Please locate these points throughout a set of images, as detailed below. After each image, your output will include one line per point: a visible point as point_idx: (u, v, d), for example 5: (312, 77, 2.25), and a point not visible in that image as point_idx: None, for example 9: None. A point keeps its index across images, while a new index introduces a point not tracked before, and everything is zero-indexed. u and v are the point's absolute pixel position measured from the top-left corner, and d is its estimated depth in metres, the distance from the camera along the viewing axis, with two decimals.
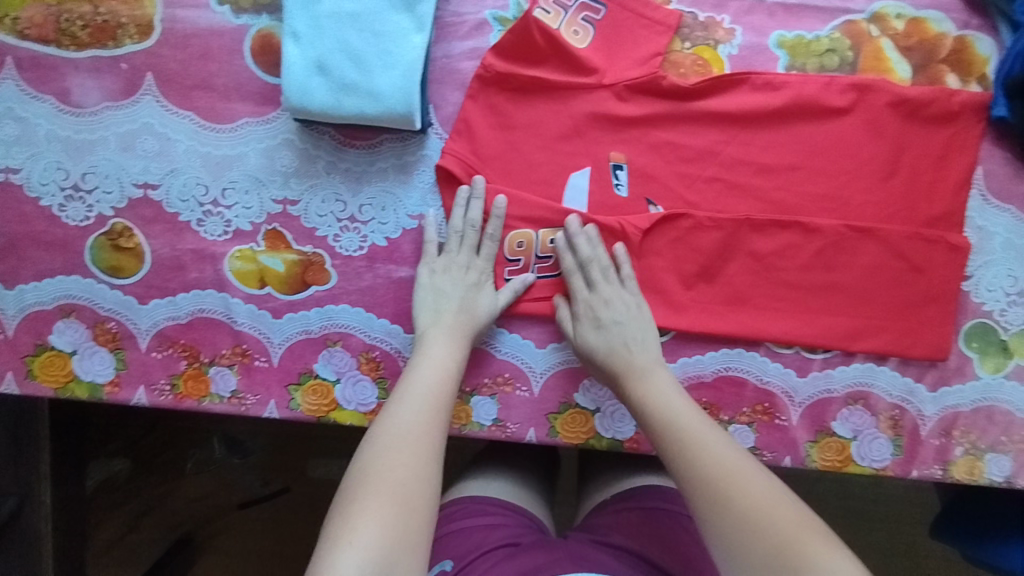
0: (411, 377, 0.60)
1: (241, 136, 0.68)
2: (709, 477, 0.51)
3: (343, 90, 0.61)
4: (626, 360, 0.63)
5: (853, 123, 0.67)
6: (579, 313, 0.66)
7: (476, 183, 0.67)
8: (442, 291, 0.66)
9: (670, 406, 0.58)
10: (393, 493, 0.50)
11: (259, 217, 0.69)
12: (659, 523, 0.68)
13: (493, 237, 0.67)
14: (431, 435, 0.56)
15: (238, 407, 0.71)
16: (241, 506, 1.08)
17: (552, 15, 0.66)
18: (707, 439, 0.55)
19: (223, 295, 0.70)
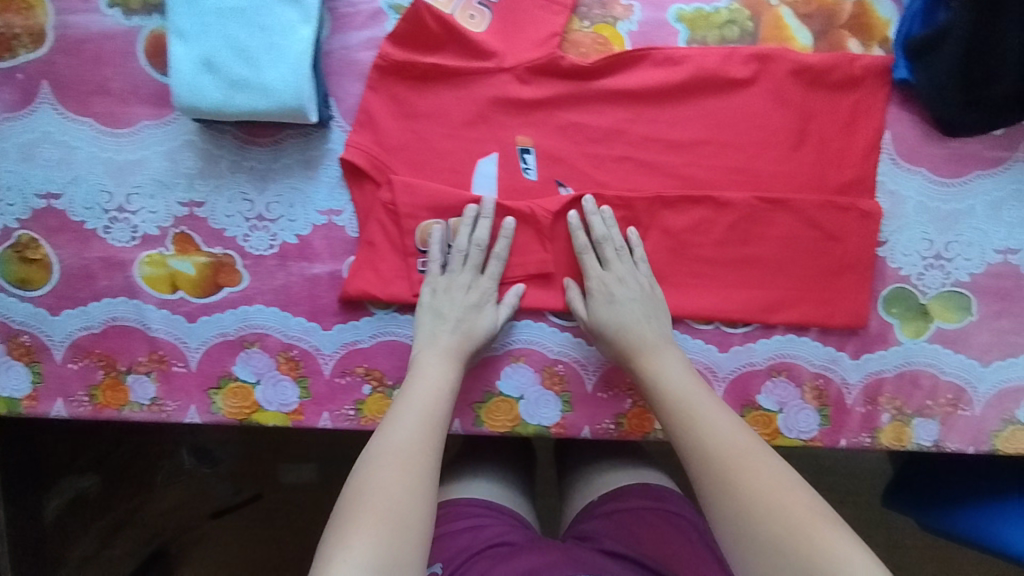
0: (410, 396, 0.59)
1: (142, 139, 0.67)
2: (713, 460, 0.52)
3: (232, 86, 0.60)
4: (638, 337, 0.63)
5: (757, 94, 0.66)
6: (594, 289, 0.66)
7: (486, 203, 0.66)
8: (443, 312, 0.65)
9: (679, 386, 0.59)
10: (387, 517, 0.48)
11: (166, 221, 0.68)
12: (651, 521, 0.68)
13: (499, 257, 0.67)
14: (427, 456, 0.54)
15: (159, 414, 0.70)
16: (215, 515, 1.07)
17: (445, 1, 0.66)
18: (712, 419, 0.55)
19: (135, 302, 0.69)
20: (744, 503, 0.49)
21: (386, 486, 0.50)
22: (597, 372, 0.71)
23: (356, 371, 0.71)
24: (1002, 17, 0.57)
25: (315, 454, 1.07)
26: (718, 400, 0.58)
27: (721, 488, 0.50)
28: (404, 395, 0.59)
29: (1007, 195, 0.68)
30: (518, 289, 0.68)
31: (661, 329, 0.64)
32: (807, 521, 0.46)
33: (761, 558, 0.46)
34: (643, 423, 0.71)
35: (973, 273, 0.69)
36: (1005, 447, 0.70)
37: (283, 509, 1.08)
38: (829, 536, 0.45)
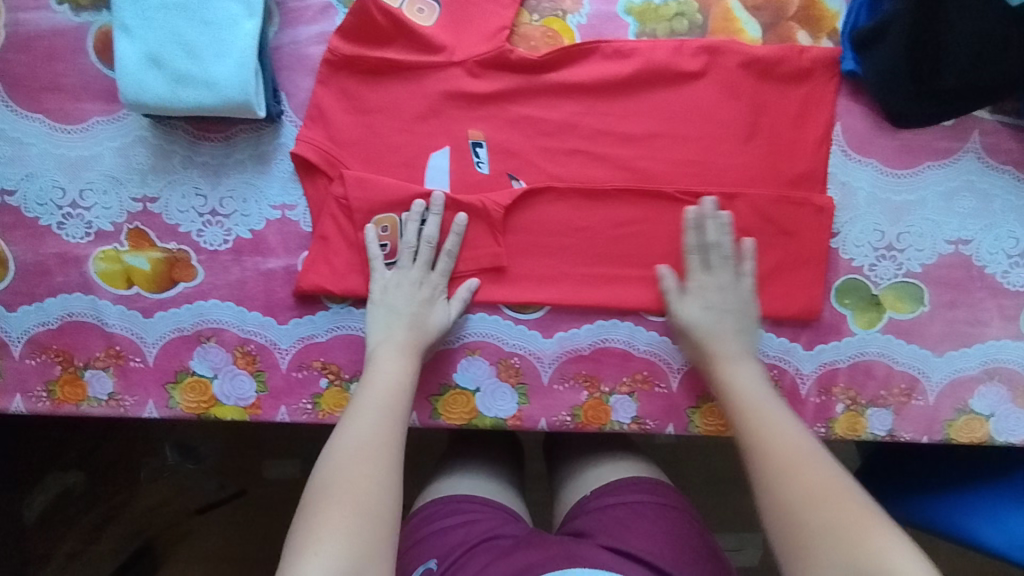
0: (371, 388, 0.60)
1: (93, 135, 0.68)
2: (771, 461, 0.55)
3: (177, 81, 0.60)
4: (717, 344, 0.65)
5: (708, 86, 0.66)
6: (692, 290, 0.67)
7: (434, 199, 0.66)
8: (396, 308, 0.65)
9: (754, 394, 0.61)
10: (356, 508, 0.50)
11: (120, 217, 0.68)
12: (645, 516, 0.68)
13: (450, 253, 0.68)
14: (393, 448, 0.56)
15: (117, 409, 0.71)
16: (198, 511, 1.10)
17: None
18: (781, 426, 0.58)
19: (91, 298, 0.69)
20: (792, 501, 0.52)
21: (352, 479, 0.52)
22: (553, 365, 0.71)
23: (313, 365, 0.71)
24: (944, 5, 0.59)
25: (295, 450, 1.10)
26: (786, 410, 0.60)
27: (773, 486, 0.53)
28: (365, 386, 0.60)
29: (958, 186, 0.69)
30: (471, 284, 0.68)
31: (747, 340, 0.66)
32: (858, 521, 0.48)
33: (804, 552, 0.49)
34: (599, 415, 0.72)
35: (925, 264, 0.70)
36: (957, 435, 0.71)
37: (267, 504, 1.10)
38: (880, 538, 0.47)
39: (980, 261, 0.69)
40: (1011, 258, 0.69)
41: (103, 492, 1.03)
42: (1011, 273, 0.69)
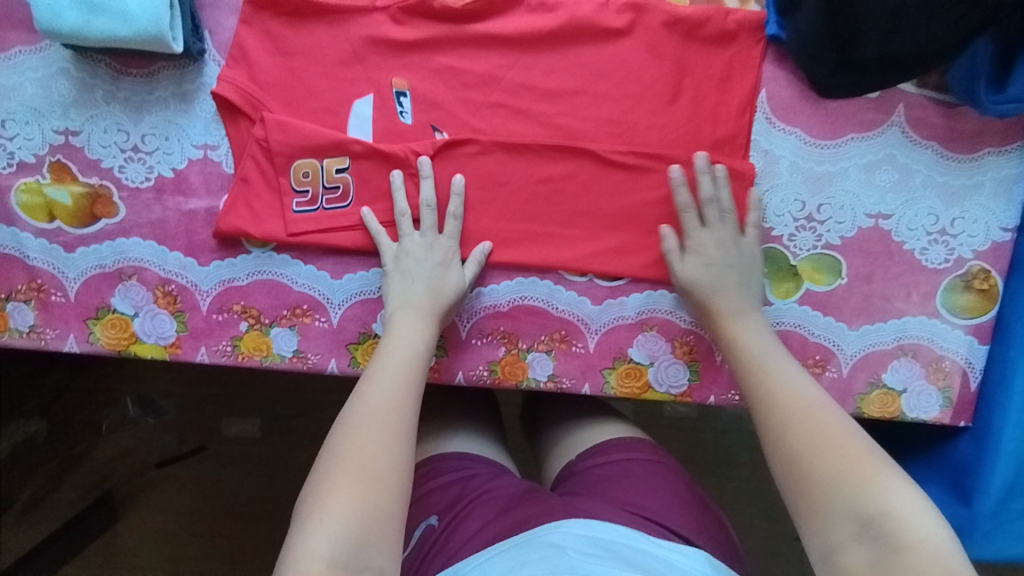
0: (390, 353, 0.61)
1: (16, 66, 0.68)
2: (778, 408, 0.57)
3: (91, 10, 0.60)
4: (722, 299, 0.66)
5: (631, 45, 0.67)
6: (690, 248, 0.67)
7: (422, 165, 0.67)
8: (414, 271, 0.66)
9: (761, 347, 0.63)
10: (358, 473, 0.51)
11: (42, 149, 0.68)
12: (635, 473, 0.69)
13: (457, 215, 0.68)
14: (405, 413, 0.57)
15: (38, 341, 0.71)
16: (160, 464, 1.09)
17: None
18: (788, 376, 0.60)
19: (13, 230, 0.70)
20: (795, 450, 0.54)
21: (360, 444, 0.53)
22: (472, 320, 0.72)
23: (233, 308, 0.71)
24: None
25: (259, 408, 1.10)
26: (797, 367, 0.61)
27: (779, 439, 0.55)
28: (383, 349, 0.62)
29: (881, 159, 0.69)
30: (481, 247, 0.69)
31: (746, 295, 0.67)
32: (865, 470, 0.50)
33: (809, 500, 0.52)
34: (516, 371, 0.72)
35: (844, 237, 0.70)
36: (869, 409, 0.71)
37: (226, 461, 1.09)
38: (888, 485, 0.49)
39: (898, 237, 0.70)
40: (929, 235, 0.70)
41: (67, 439, 1.07)
42: (929, 249, 0.70)
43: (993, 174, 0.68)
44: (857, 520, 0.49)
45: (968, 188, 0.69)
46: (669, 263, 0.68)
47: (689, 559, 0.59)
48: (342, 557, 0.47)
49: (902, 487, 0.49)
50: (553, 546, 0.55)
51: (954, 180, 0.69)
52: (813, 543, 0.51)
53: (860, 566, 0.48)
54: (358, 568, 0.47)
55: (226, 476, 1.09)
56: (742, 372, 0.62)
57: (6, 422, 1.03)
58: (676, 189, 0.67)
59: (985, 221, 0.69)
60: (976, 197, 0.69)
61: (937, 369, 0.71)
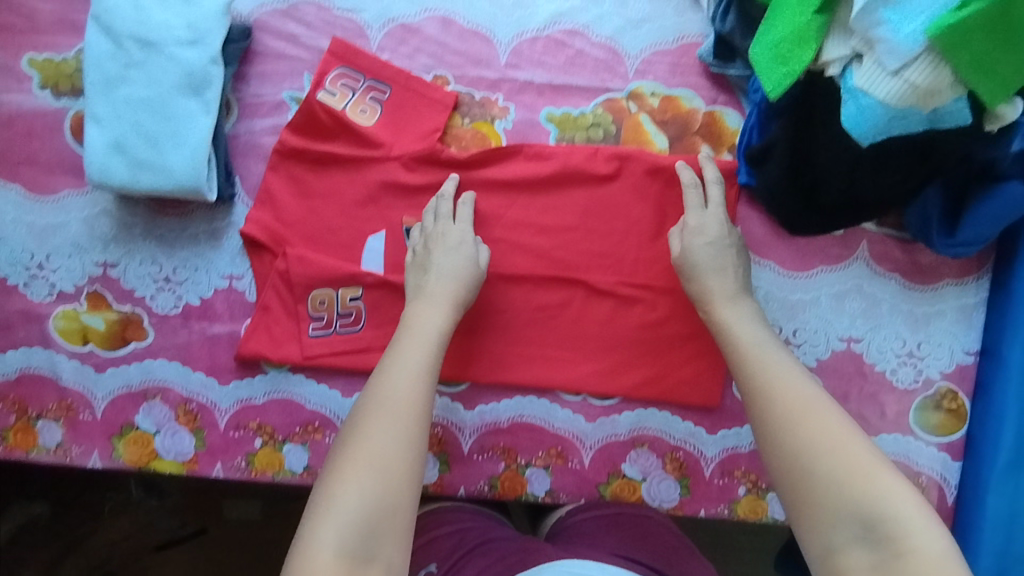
0: (408, 342, 0.63)
1: (63, 207, 0.75)
2: (777, 402, 0.58)
3: (138, 167, 0.68)
4: (717, 288, 0.68)
5: (620, 188, 0.74)
6: (691, 225, 0.70)
7: (447, 186, 0.72)
8: (426, 263, 0.70)
9: (758, 341, 0.64)
10: (362, 464, 0.53)
11: (81, 279, 0.75)
12: (623, 524, 0.73)
13: (467, 202, 0.72)
14: (401, 400, 0.58)
15: (64, 457, 0.76)
16: (159, 547, 1.10)
17: (338, 98, 0.73)
18: (787, 371, 0.60)
19: (49, 353, 0.75)
20: (796, 450, 0.54)
21: (366, 436, 0.55)
22: (473, 436, 0.76)
23: (248, 426, 0.76)
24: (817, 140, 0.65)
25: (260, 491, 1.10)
26: (794, 361, 0.62)
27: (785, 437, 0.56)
28: (400, 339, 0.64)
29: (849, 289, 0.75)
30: (475, 240, 0.71)
31: (738, 280, 0.68)
32: (868, 473, 0.51)
33: (807, 498, 0.52)
34: (514, 486, 0.76)
35: (819, 359, 0.75)
36: None
37: (226, 547, 1.10)
38: (893, 489, 0.50)
39: (869, 359, 0.75)
40: (898, 357, 0.75)
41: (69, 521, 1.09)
42: (899, 370, 0.75)
43: (953, 302, 0.74)
44: (859, 523, 0.49)
45: (931, 314, 0.75)
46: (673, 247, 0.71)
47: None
48: (345, 547, 0.49)
49: (902, 490, 0.50)
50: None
51: (917, 308, 0.75)
52: (812, 541, 0.51)
53: (861, 569, 0.49)
54: (361, 559, 0.50)
55: (228, 560, 1.10)
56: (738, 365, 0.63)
57: (10, 505, 1.08)
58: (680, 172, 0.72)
59: (949, 344, 0.75)
60: (939, 323, 0.75)
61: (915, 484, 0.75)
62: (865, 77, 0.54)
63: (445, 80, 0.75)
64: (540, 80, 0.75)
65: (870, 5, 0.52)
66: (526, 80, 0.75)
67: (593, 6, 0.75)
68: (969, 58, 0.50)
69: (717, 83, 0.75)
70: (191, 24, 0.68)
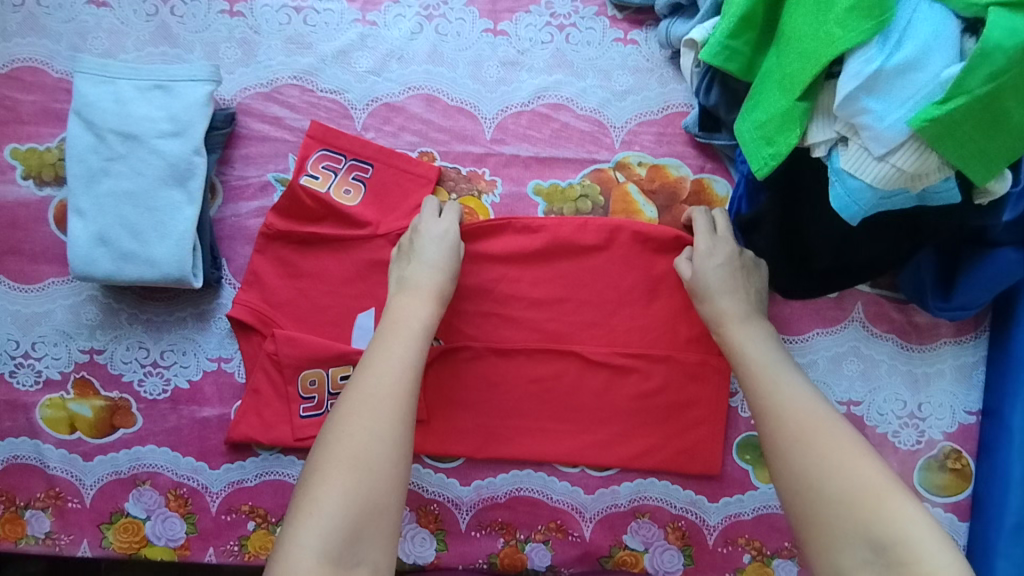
0: (393, 336, 0.62)
1: (48, 295, 0.74)
2: (785, 415, 0.58)
3: (122, 258, 0.67)
4: (721, 301, 0.67)
5: (610, 258, 0.73)
6: (700, 249, 0.69)
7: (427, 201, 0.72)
8: (412, 251, 0.68)
9: (764, 355, 0.64)
10: (351, 466, 0.53)
11: (68, 366, 0.74)
12: None
13: (454, 202, 0.73)
14: (395, 404, 0.57)
15: (53, 547, 0.74)
16: None
17: (321, 181, 0.73)
18: (793, 386, 0.60)
19: (35, 442, 0.74)
20: (802, 465, 0.54)
21: (353, 435, 0.55)
22: (470, 511, 0.75)
23: (240, 509, 0.74)
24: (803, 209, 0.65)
25: None
26: (801, 375, 0.62)
27: (791, 441, 0.56)
28: (385, 332, 0.63)
29: (846, 351, 0.74)
30: (459, 236, 0.70)
31: (750, 302, 0.68)
32: (877, 494, 0.51)
33: (812, 513, 0.52)
34: (515, 562, 0.75)
35: None
36: None
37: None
38: (901, 508, 0.49)
39: (871, 421, 0.74)
40: (899, 419, 0.74)
41: None
42: (901, 432, 0.74)
43: (952, 361, 0.74)
44: (868, 544, 0.49)
45: (930, 374, 0.74)
46: (682, 274, 0.70)
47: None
48: (334, 553, 0.49)
49: (911, 510, 0.49)
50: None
51: (917, 368, 0.74)
52: (814, 544, 0.51)
53: None
54: (350, 564, 0.50)
55: None
56: (745, 371, 0.64)
57: None
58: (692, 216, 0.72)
59: (950, 404, 0.74)
60: (939, 383, 0.74)
61: None
62: (852, 160, 0.54)
63: (431, 156, 0.75)
64: (526, 153, 0.74)
65: (853, 94, 0.51)
66: (512, 153, 0.75)
67: (577, 78, 0.75)
68: (954, 144, 0.50)
69: (704, 150, 0.74)
70: (172, 115, 0.68)
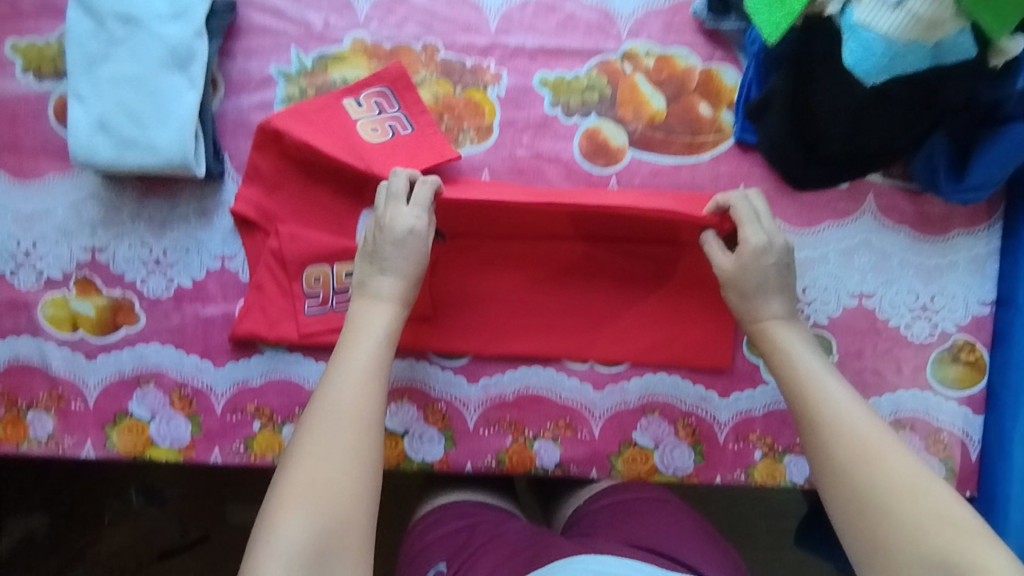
0: (354, 345, 0.61)
1: (49, 191, 0.73)
2: (840, 439, 0.56)
3: (123, 144, 0.66)
4: (761, 306, 0.65)
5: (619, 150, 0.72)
6: (744, 245, 0.66)
7: (394, 177, 0.67)
8: (374, 252, 0.65)
9: (809, 367, 0.61)
10: (310, 489, 0.52)
11: (69, 265, 0.73)
12: (634, 514, 0.74)
13: (425, 181, 0.67)
14: (367, 420, 0.56)
15: (56, 449, 0.73)
16: (161, 556, 1.13)
17: (363, 109, 0.71)
18: (847, 405, 0.58)
19: (38, 342, 0.73)
20: (867, 492, 0.53)
21: (313, 457, 0.54)
22: (479, 410, 0.74)
23: (246, 409, 0.74)
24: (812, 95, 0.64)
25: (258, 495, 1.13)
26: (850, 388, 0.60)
27: (852, 468, 0.54)
28: (348, 341, 0.61)
29: (858, 243, 0.73)
30: (425, 227, 0.66)
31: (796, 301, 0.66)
32: (955, 530, 0.49)
33: (880, 544, 0.51)
34: (523, 460, 0.74)
35: (831, 316, 0.73)
36: None
37: (227, 551, 1.12)
38: (977, 544, 0.49)
39: (882, 315, 0.73)
40: (912, 311, 0.73)
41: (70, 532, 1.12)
42: (913, 325, 0.73)
43: (965, 252, 0.73)
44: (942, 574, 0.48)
45: (944, 266, 0.73)
46: (714, 261, 0.68)
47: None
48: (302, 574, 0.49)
49: (986, 543, 0.49)
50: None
51: (930, 260, 0.73)
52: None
53: None
54: None
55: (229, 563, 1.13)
56: (788, 376, 0.62)
57: (9, 518, 1.10)
58: (733, 202, 0.67)
59: (964, 296, 0.73)
60: (952, 275, 0.73)
61: (935, 440, 0.73)
62: (866, 11, 0.55)
63: (435, 48, 0.73)
64: (532, 45, 0.73)
65: None
66: (517, 45, 0.73)
67: None
68: None
69: (714, 38, 0.73)
70: None
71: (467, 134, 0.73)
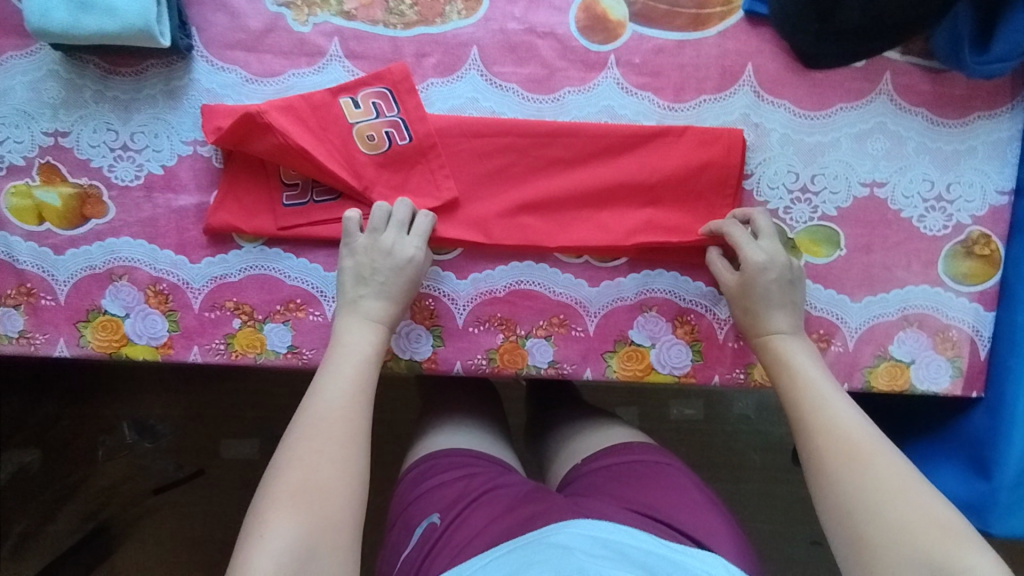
0: (342, 361, 0.62)
1: (5, 70, 0.68)
2: (828, 452, 0.57)
3: (80, 8, 0.62)
4: (761, 325, 0.66)
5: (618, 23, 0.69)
6: (745, 265, 0.66)
7: (398, 206, 0.67)
8: (368, 272, 0.65)
9: (804, 377, 0.63)
10: (298, 492, 0.53)
11: (31, 151, 0.68)
12: (640, 473, 0.71)
13: (427, 215, 0.67)
14: (353, 427, 0.59)
15: (28, 346, 0.70)
16: (156, 491, 1.11)
17: (360, 111, 0.67)
18: (835, 417, 0.59)
19: (3, 234, 0.69)
20: (856, 499, 0.54)
21: (303, 461, 0.55)
22: (468, 307, 0.71)
23: (225, 305, 0.70)
24: None
25: (253, 429, 1.13)
26: (844, 397, 0.61)
27: (842, 473, 0.56)
28: (335, 356, 0.63)
29: (872, 128, 0.69)
30: (424, 259, 0.67)
31: (800, 317, 0.67)
32: (940, 535, 0.50)
33: (867, 546, 0.52)
34: (515, 358, 0.71)
35: (840, 207, 0.70)
36: (877, 382, 0.70)
37: (224, 484, 1.12)
38: (960, 545, 0.49)
39: (895, 205, 0.69)
40: (926, 202, 0.69)
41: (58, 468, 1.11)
42: (926, 216, 0.69)
43: (984, 138, 0.69)
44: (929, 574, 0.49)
45: (961, 152, 0.69)
46: (717, 274, 0.68)
47: (705, 565, 0.59)
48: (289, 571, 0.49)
49: (972, 547, 0.49)
50: (559, 547, 0.57)
51: (947, 146, 0.69)
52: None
53: None
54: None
55: (222, 500, 1.11)
56: (787, 394, 0.63)
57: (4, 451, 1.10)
58: (726, 229, 0.67)
59: (981, 184, 0.69)
60: (970, 162, 0.69)
61: (944, 338, 0.70)
62: None
63: None
64: None
65: None
66: None
67: None
68: None
69: None
70: None
71: (454, 6, 0.69)
